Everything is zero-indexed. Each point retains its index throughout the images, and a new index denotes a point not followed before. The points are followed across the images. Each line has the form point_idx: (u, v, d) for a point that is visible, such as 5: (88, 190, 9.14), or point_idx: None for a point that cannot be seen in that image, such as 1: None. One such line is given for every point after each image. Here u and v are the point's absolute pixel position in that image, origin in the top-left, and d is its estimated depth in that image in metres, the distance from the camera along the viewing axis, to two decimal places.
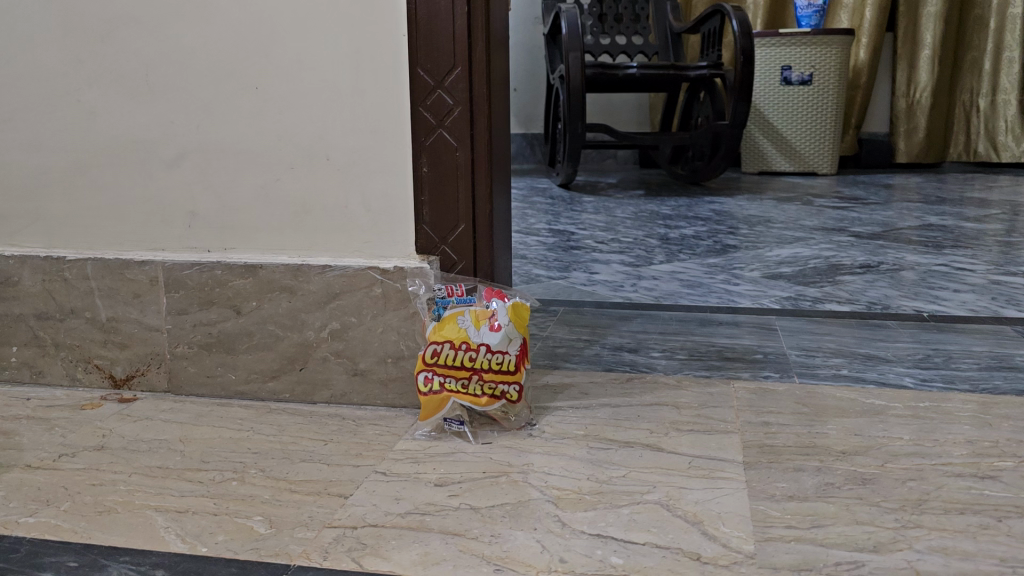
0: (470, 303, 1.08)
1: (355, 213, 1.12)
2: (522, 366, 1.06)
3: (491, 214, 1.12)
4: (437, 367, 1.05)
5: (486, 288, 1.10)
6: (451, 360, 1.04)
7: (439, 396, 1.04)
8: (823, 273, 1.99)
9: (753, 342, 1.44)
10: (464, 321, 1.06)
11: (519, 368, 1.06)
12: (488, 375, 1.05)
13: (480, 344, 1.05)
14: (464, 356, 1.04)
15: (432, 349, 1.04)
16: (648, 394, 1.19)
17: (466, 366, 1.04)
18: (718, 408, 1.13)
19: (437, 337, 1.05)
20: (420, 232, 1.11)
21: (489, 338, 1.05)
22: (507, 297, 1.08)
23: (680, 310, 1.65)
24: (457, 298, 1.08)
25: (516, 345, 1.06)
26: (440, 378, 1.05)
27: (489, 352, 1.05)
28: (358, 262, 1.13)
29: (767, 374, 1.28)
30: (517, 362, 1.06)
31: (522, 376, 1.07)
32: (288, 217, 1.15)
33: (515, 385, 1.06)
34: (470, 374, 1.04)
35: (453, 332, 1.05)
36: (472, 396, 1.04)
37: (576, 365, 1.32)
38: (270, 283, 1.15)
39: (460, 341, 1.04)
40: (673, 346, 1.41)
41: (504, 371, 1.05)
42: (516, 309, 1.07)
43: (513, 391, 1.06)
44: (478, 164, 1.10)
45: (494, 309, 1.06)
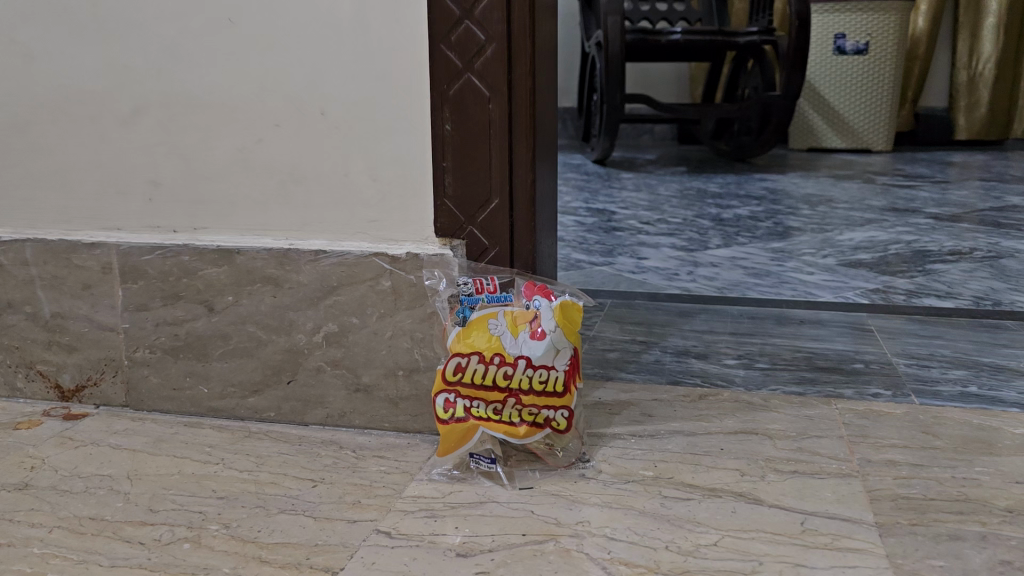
0: (506, 302, 0.82)
1: (359, 184, 0.87)
2: (573, 386, 0.81)
3: (533, 188, 0.85)
4: (461, 387, 0.80)
5: (527, 282, 0.84)
6: (479, 378, 0.80)
7: (463, 424, 0.80)
8: (909, 262, 1.71)
9: (847, 347, 1.17)
10: (498, 326, 0.81)
11: (569, 388, 0.81)
12: (528, 399, 0.80)
13: (518, 358, 0.80)
14: (497, 373, 0.80)
15: (455, 363, 0.80)
16: (730, 419, 0.93)
17: (499, 386, 0.80)
18: (822, 441, 0.87)
19: (461, 347, 0.80)
20: (439, 208, 0.85)
21: (531, 350, 0.80)
22: (553, 294, 0.82)
23: (751, 305, 1.38)
24: (488, 295, 0.82)
25: (566, 358, 0.81)
26: (465, 401, 0.80)
27: (531, 369, 0.80)
28: (361, 247, 0.87)
29: (875, 391, 1.01)
30: (566, 380, 0.81)
31: (572, 399, 0.82)
32: (274, 190, 0.89)
33: (563, 410, 0.81)
34: (505, 396, 0.80)
35: (482, 342, 0.80)
36: (506, 425, 0.80)
37: (634, 376, 1.06)
38: (249, 273, 0.90)
39: (492, 353, 0.80)
40: (751, 351, 1.15)
41: (549, 393, 0.80)
42: (567, 310, 0.81)
43: (562, 419, 0.81)
44: (518, 121, 0.83)
45: (536, 309, 0.81)
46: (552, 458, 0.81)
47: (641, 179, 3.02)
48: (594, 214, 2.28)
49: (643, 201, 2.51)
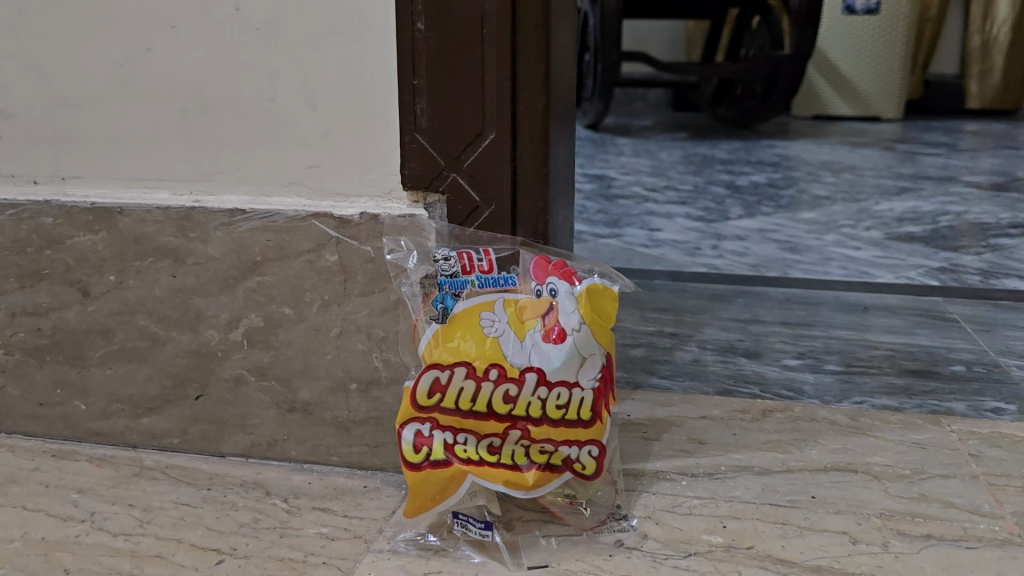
0: (510, 287, 0.56)
1: (293, 112, 0.60)
2: (604, 411, 0.56)
3: (547, 119, 0.57)
4: (440, 415, 0.54)
5: (538, 258, 0.56)
6: (466, 401, 0.54)
7: (442, 471, 0.53)
8: (967, 236, 1.45)
9: (934, 343, 0.92)
10: (495, 324, 0.55)
11: (599, 415, 0.55)
12: (539, 431, 0.54)
13: (526, 370, 0.54)
14: (494, 394, 0.54)
15: (431, 380, 0.54)
16: (813, 448, 0.67)
17: (497, 412, 0.54)
18: (949, 484, 0.62)
19: (441, 355, 0.54)
20: (409, 147, 0.58)
21: (544, 360, 0.54)
22: (576, 275, 0.56)
23: (797, 288, 1.13)
24: (481, 277, 0.56)
25: (595, 370, 0.55)
26: (445, 436, 0.54)
27: (544, 387, 0.54)
28: (295, 204, 0.60)
29: (993, 404, 0.76)
30: (596, 403, 0.55)
31: (603, 432, 0.56)
32: (170, 122, 0.62)
33: (592, 447, 0.55)
34: (505, 427, 0.54)
35: (472, 348, 0.54)
36: (507, 471, 0.53)
37: (670, 383, 0.80)
38: (138, 243, 0.63)
39: (485, 365, 0.54)
40: (814, 348, 0.90)
41: (571, 423, 0.54)
42: (596, 300, 0.55)
43: (589, 459, 0.55)
44: (524, 16, 0.55)
45: (552, 298, 0.55)
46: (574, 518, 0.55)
47: (639, 144, 2.75)
48: (592, 181, 2.02)
49: (646, 167, 2.25)
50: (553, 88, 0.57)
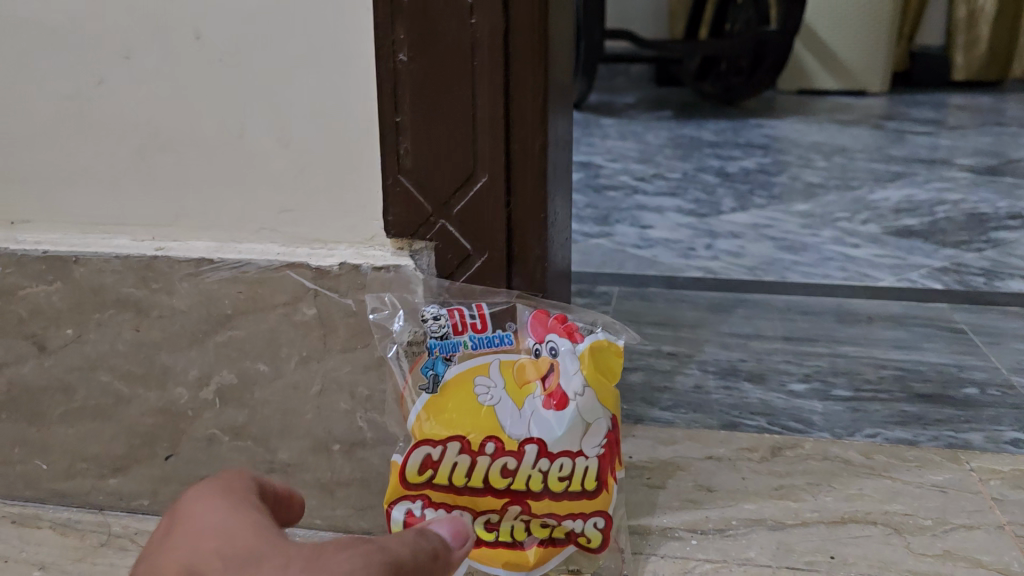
0: (506, 346, 0.52)
1: (263, 151, 0.54)
2: (611, 479, 0.52)
3: (545, 159, 0.51)
4: (433, 492, 0.50)
5: (537, 313, 0.53)
6: (461, 477, 0.50)
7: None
8: (966, 229, 1.41)
9: (944, 360, 0.88)
10: (491, 391, 0.51)
11: (605, 484, 0.51)
12: (541, 506, 0.50)
13: (525, 442, 0.50)
14: (490, 469, 0.50)
15: (422, 457, 0.50)
16: (827, 494, 0.63)
17: (494, 487, 0.50)
18: (974, 537, 0.58)
19: (433, 428, 0.51)
20: (393, 190, 0.53)
21: (544, 429, 0.50)
22: (578, 332, 0.52)
23: (797, 295, 1.09)
24: (474, 337, 0.52)
25: (600, 437, 0.51)
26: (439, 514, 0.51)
27: (545, 460, 0.50)
28: (268, 252, 0.55)
29: (1011, 433, 0.73)
30: (602, 472, 0.51)
31: (610, 500, 0.52)
32: (128, 160, 0.56)
33: (597, 519, 0.51)
34: (503, 503, 0.50)
35: (466, 420, 0.50)
36: (503, 546, 0.51)
37: (672, 415, 0.76)
38: (97, 293, 0.58)
39: (481, 439, 0.50)
40: (820, 369, 0.86)
41: (574, 496, 0.51)
42: (599, 360, 0.52)
43: (594, 532, 0.51)
44: (519, 47, 0.49)
45: (553, 358, 0.51)
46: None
47: (625, 125, 2.70)
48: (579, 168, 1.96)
49: (633, 151, 2.19)
50: (552, 123, 0.52)
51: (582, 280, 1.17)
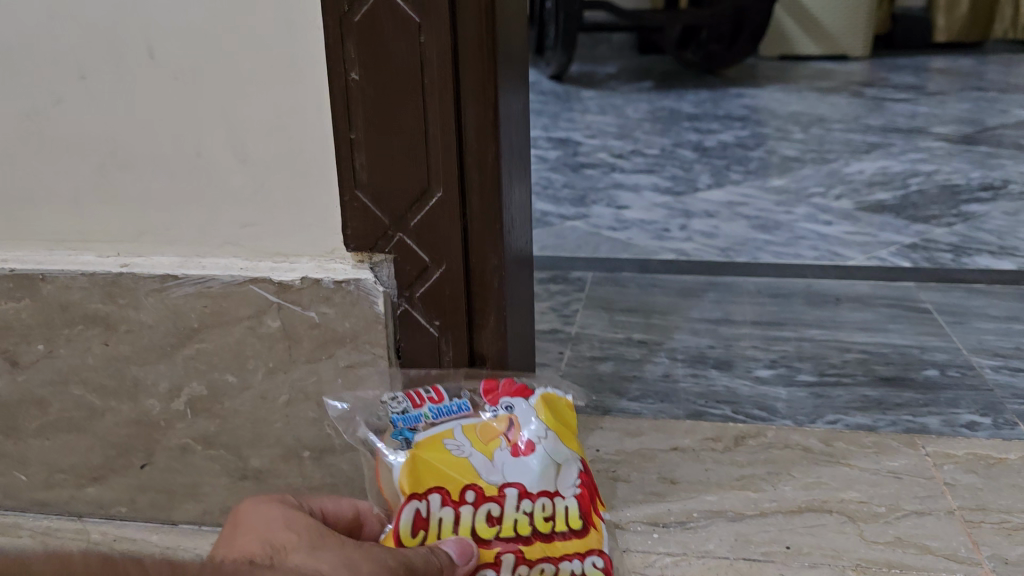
0: (465, 412, 0.53)
1: (222, 167, 0.55)
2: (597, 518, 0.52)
3: (499, 171, 0.52)
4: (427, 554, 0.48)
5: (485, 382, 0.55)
6: (450, 529, 0.49)
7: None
8: (938, 203, 1.43)
9: (907, 341, 0.90)
10: (462, 449, 0.51)
11: (592, 522, 0.51)
12: (534, 550, 0.49)
13: (503, 489, 0.50)
14: (476, 519, 0.49)
15: (411, 514, 0.48)
16: (786, 483, 0.65)
17: (483, 539, 0.49)
18: (926, 523, 0.60)
19: (416, 478, 0.49)
20: (350, 205, 0.54)
21: (522, 473, 0.50)
22: (531, 387, 0.55)
23: (768, 276, 1.10)
24: (433, 407, 0.53)
25: (573, 477, 0.52)
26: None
27: (527, 500, 0.50)
28: (230, 267, 0.57)
29: (967, 416, 0.75)
30: (585, 511, 0.51)
31: (600, 540, 0.51)
32: (90, 177, 0.57)
33: (592, 557, 0.50)
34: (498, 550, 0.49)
35: (446, 471, 0.49)
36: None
37: (640, 405, 0.78)
38: (66, 310, 0.59)
39: (461, 489, 0.49)
40: (786, 354, 0.88)
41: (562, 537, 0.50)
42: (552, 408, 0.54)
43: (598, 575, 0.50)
44: (469, 65, 0.50)
45: (511, 413, 0.52)
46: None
47: (605, 98, 2.70)
48: (557, 145, 1.97)
49: (612, 126, 2.19)
50: (505, 135, 0.53)
51: (557, 265, 1.18)
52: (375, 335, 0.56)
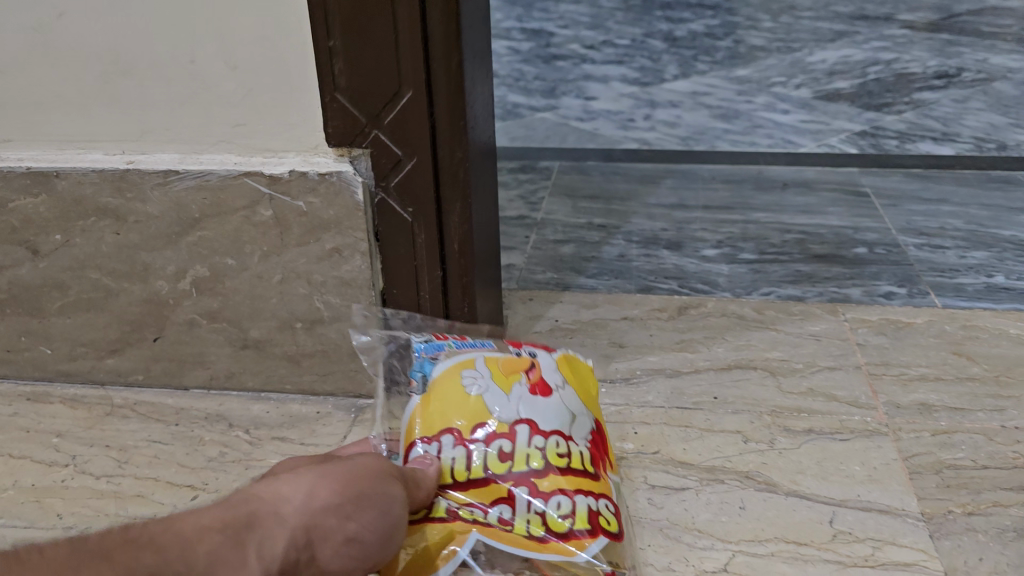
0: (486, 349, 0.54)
1: (213, 74, 0.62)
2: (604, 469, 0.51)
3: (461, 75, 0.59)
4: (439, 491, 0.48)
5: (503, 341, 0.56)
6: (460, 471, 0.48)
7: (434, 530, 0.46)
8: (892, 91, 1.49)
9: (843, 223, 0.98)
10: (478, 380, 0.51)
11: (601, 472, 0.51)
12: (548, 485, 0.48)
13: (517, 423, 0.49)
14: (488, 457, 0.48)
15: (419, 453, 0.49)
16: (719, 346, 0.75)
17: (496, 474, 0.48)
18: (835, 376, 0.70)
19: (428, 412, 0.50)
20: (330, 106, 0.61)
21: (534, 415, 0.50)
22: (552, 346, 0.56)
23: (723, 164, 1.18)
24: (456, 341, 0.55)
25: (585, 429, 0.51)
26: (450, 500, 0.47)
27: (540, 499, 0.47)
28: (226, 163, 0.64)
29: (886, 287, 0.84)
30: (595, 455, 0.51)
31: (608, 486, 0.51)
32: (93, 83, 0.64)
33: (606, 500, 0.49)
34: (509, 487, 0.48)
35: (456, 410, 0.50)
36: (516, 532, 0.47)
37: (597, 282, 0.87)
38: (79, 203, 0.67)
39: (470, 426, 0.49)
40: (732, 235, 0.96)
41: (578, 474, 0.49)
42: (582, 394, 0.53)
43: (610, 514, 0.49)
44: None
45: (532, 359, 0.53)
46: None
47: None
48: None
49: None
50: (466, 40, 0.59)
51: (525, 156, 1.25)
52: (356, 222, 0.64)
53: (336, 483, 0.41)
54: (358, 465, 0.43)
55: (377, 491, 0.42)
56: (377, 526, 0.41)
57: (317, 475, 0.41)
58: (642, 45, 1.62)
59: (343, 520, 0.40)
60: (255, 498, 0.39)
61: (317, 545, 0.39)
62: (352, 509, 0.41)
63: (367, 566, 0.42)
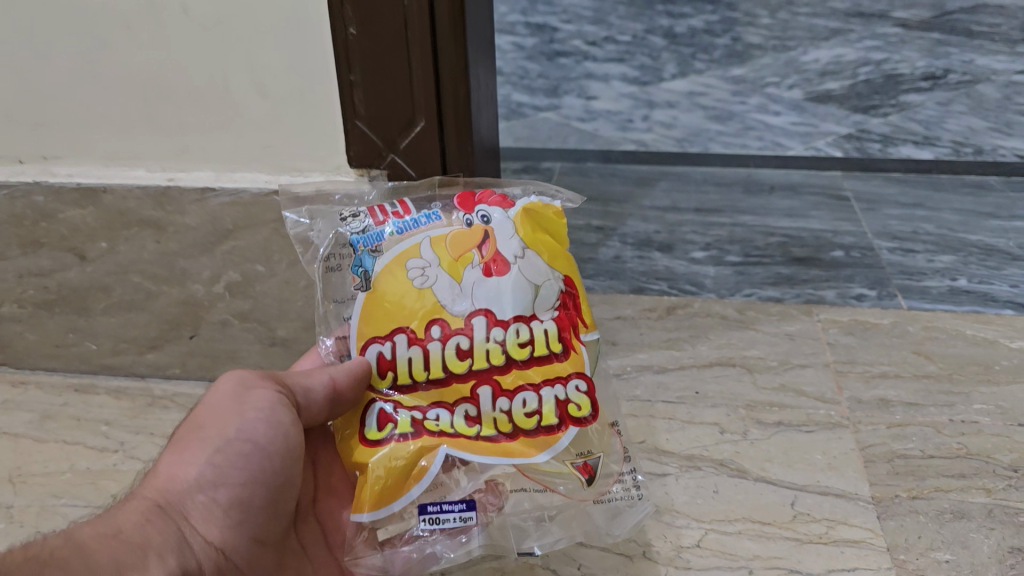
0: (433, 224, 0.56)
1: (245, 100, 0.69)
2: (574, 341, 0.55)
3: (468, 106, 0.67)
4: (406, 394, 0.52)
5: (460, 197, 0.57)
6: (420, 371, 0.52)
7: (407, 441, 0.50)
8: (879, 93, 1.56)
9: (823, 226, 1.05)
10: (427, 269, 0.54)
11: (571, 347, 0.54)
12: (510, 381, 0.52)
13: (472, 316, 0.53)
14: (446, 358, 0.52)
15: (377, 356, 0.53)
16: (703, 344, 0.82)
17: (456, 372, 0.52)
18: (806, 373, 0.78)
19: (383, 318, 0.53)
20: (351, 131, 0.68)
21: (489, 304, 0.53)
22: (507, 201, 0.57)
23: (714, 167, 1.25)
24: (395, 222, 0.56)
25: (550, 302, 0.55)
26: (414, 408, 0.52)
27: (504, 397, 0.52)
28: (257, 180, 0.72)
29: (859, 291, 0.91)
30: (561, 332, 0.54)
31: (579, 362, 0.54)
32: (137, 107, 0.71)
33: (574, 380, 0.53)
34: (472, 386, 0.52)
35: (411, 310, 0.53)
36: (482, 433, 0.51)
37: (593, 283, 0.94)
38: (123, 216, 0.74)
39: (424, 327, 0.53)
40: (720, 237, 1.04)
41: (541, 361, 0.53)
42: (547, 257, 0.56)
43: (581, 397, 0.53)
44: (442, 21, 0.63)
45: (486, 227, 0.55)
46: (580, 518, 0.53)
47: None
48: None
49: None
50: (472, 74, 0.66)
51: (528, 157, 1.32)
52: None
53: (197, 449, 0.47)
54: (214, 414, 0.48)
55: (237, 438, 0.47)
56: (251, 472, 0.47)
57: (177, 452, 0.47)
58: (642, 43, 1.62)
59: (214, 487, 0.46)
60: (136, 496, 0.45)
61: (196, 516, 0.45)
62: (219, 469, 0.46)
63: (260, 502, 0.48)
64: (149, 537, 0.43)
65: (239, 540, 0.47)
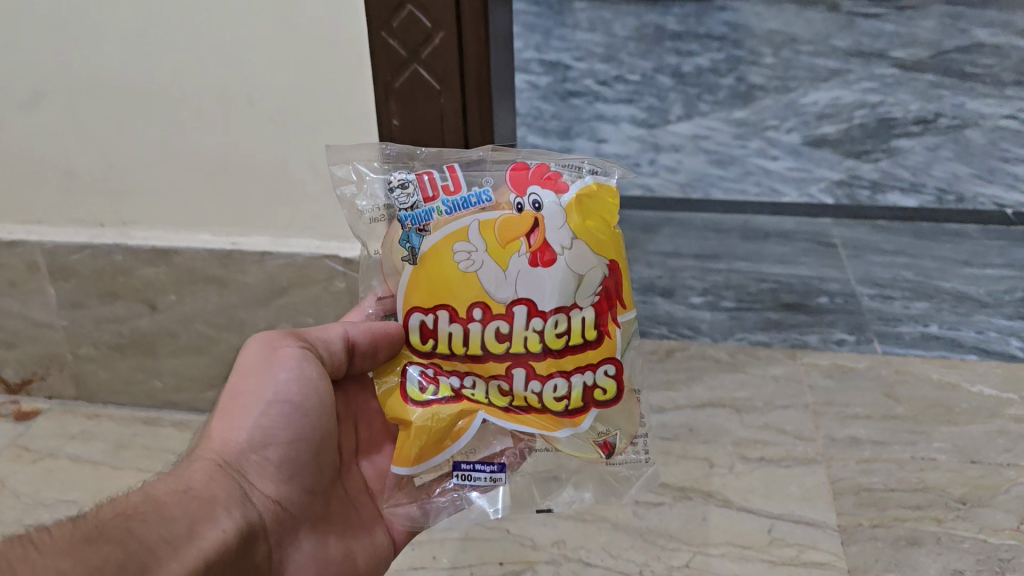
0: (485, 203, 0.54)
1: (299, 178, 0.79)
2: (613, 325, 0.54)
3: None
4: (443, 360, 0.54)
5: (517, 165, 0.55)
6: (459, 345, 0.54)
7: (447, 404, 0.53)
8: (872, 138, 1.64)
9: (811, 272, 1.16)
10: (472, 253, 0.53)
11: (607, 332, 0.54)
12: (545, 365, 0.53)
13: (514, 303, 0.53)
14: (485, 337, 0.53)
15: (420, 323, 0.54)
16: (698, 385, 0.93)
17: (494, 352, 0.53)
18: (788, 414, 0.88)
19: (427, 293, 0.54)
20: None
21: (531, 291, 0.53)
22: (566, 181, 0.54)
23: (714, 213, 1.36)
24: (447, 200, 0.54)
25: (593, 288, 0.53)
26: (453, 377, 0.54)
27: (537, 380, 0.53)
28: (309, 246, 0.83)
29: (840, 335, 1.01)
30: (601, 319, 0.54)
31: (614, 347, 0.54)
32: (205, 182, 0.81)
33: (607, 365, 0.54)
34: (507, 366, 0.53)
35: (454, 288, 0.53)
36: (515, 409, 0.53)
37: None
38: (191, 273, 0.86)
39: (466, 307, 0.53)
40: (716, 283, 1.14)
41: (576, 349, 0.53)
42: (598, 242, 0.53)
43: (607, 381, 0.54)
44: (473, 120, 0.73)
45: (536, 211, 0.53)
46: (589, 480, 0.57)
47: None
48: None
49: None
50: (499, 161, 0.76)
51: None
52: None
53: (242, 416, 0.51)
54: (250, 379, 0.52)
55: (276, 400, 0.51)
56: (293, 430, 0.51)
57: (224, 418, 0.51)
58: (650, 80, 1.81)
59: (263, 447, 0.50)
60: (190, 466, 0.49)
61: (252, 473, 0.50)
62: (264, 431, 0.51)
63: (306, 459, 0.52)
64: (212, 494, 0.47)
65: (291, 492, 0.52)
